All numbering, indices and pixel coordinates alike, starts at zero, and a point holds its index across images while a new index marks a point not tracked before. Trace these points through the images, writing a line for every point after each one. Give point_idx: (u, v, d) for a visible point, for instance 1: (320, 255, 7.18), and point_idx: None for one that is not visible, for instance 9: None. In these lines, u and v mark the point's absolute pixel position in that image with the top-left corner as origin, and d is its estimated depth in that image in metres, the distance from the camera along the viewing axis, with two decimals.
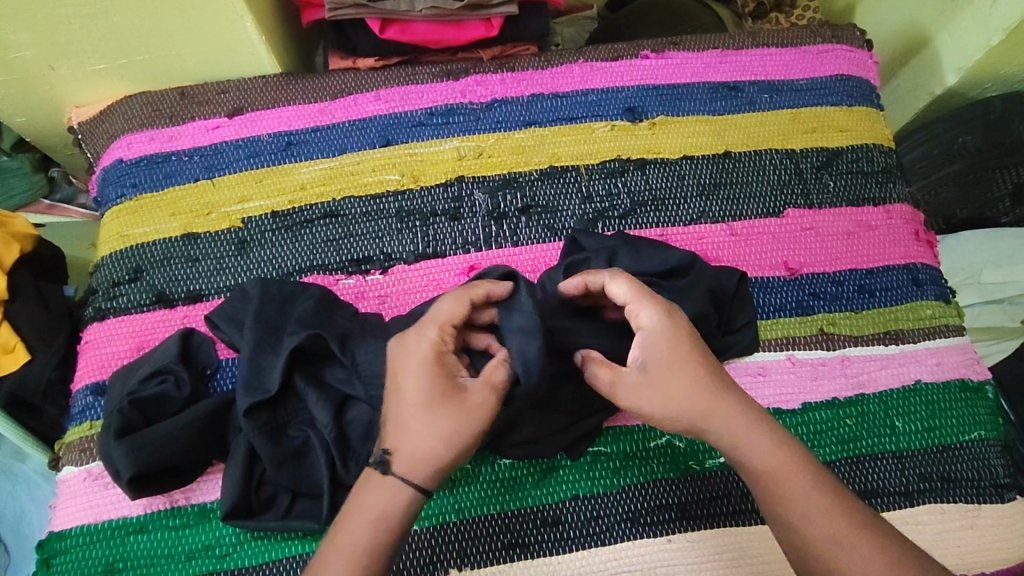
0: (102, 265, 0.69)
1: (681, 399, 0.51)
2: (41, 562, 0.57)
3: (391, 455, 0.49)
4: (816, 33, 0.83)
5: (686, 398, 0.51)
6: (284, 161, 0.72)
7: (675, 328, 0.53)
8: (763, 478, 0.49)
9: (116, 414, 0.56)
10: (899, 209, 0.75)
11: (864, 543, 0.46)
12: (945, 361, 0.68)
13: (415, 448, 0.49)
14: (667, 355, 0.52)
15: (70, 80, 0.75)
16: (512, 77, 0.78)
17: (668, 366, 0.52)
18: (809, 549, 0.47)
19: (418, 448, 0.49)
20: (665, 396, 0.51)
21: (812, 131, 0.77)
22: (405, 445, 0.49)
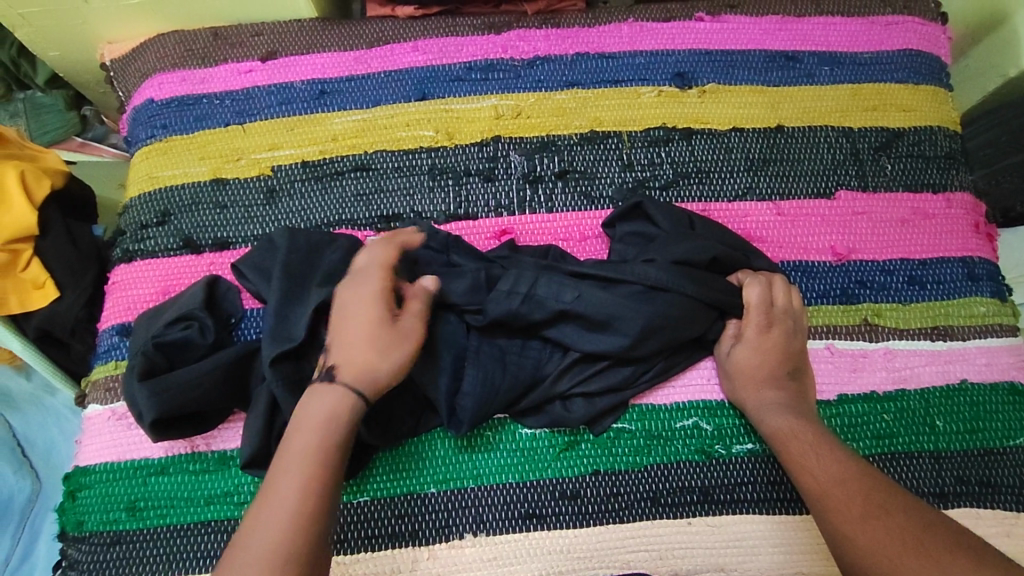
0: (130, 206, 0.68)
1: (762, 382, 0.59)
2: (66, 495, 0.58)
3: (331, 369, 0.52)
4: (886, 2, 0.77)
5: (760, 381, 0.59)
6: (317, 110, 0.70)
7: (782, 334, 0.61)
8: (790, 445, 0.56)
9: (141, 356, 0.55)
10: (960, 197, 0.71)
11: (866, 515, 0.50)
12: (994, 362, 0.65)
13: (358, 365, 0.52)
14: (761, 359, 0.59)
15: (103, 14, 0.74)
16: (557, 34, 0.74)
17: (755, 359, 0.59)
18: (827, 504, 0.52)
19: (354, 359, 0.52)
20: (739, 381, 0.60)
21: (872, 108, 0.73)
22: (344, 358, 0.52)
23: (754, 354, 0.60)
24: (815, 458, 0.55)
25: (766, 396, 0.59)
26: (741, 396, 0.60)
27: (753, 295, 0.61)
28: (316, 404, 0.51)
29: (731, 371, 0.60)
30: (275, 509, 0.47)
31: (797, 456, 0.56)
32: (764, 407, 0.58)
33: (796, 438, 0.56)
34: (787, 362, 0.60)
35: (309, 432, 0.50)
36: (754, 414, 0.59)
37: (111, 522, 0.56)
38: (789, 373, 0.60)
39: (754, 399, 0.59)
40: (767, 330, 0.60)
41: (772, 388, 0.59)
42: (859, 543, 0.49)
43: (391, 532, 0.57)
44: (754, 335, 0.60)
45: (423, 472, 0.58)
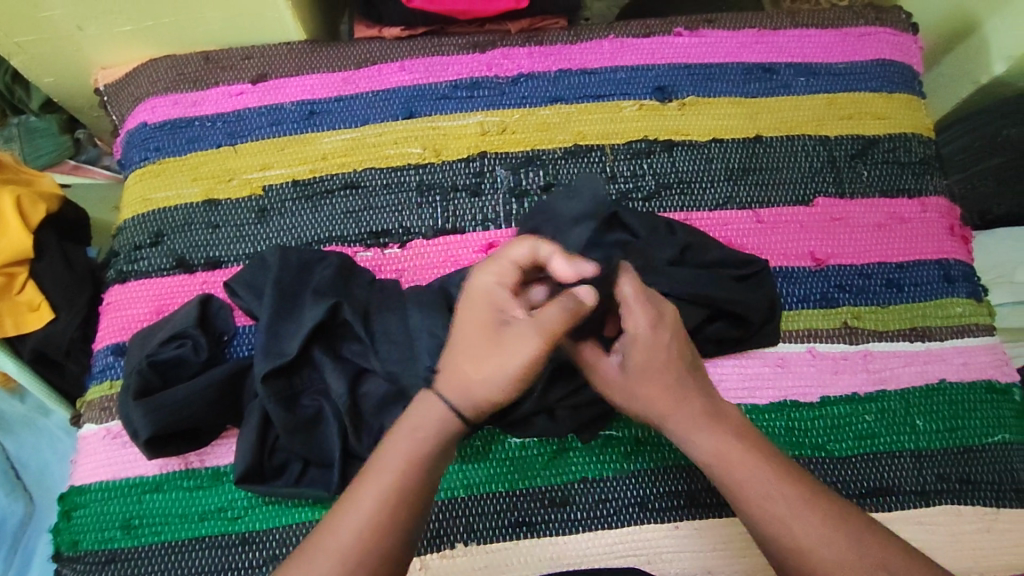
0: (124, 228, 0.70)
1: (642, 382, 0.52)
2: (62, 514, 0.58)
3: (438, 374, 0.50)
4: (859, 14, 0.79)
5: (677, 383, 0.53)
6: (306, 130, 0.72)
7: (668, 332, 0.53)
8: (726, 471, 0.50)
9: (135, 375, 0.56)
10: (935, 202, 0.73)
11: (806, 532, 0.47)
12: (972, 362, 0.66)
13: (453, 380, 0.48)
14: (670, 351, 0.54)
15: (97, 41, 0.75)
16: (540, 51, 0.76)
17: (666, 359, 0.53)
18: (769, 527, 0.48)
19: (454, 381, 0.48)
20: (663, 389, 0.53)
21: (848, 117, 0.75)
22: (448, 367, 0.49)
23: (642, 363, 0.52)
24: (751, 477, 0.50)
25: (659, 404, 0.52)
26: (663, 417, 0.52)
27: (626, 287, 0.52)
28: (426, 406, 0.49)
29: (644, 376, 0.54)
30: (366, 505, 0.46)
31: (738, 481, 0.50)
32: (690, 428, 0.52)
33: (719, 462, 0.51)
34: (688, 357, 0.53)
35: (408, 434, 0.48)
36: (687, 440, 0.52)
37: (105, 540, 0.57)
38: (693, 373, 0.53)
39: (683, 416, 0.52)
40: (642, 332, 0.52)
41: (681, 390, 0.52)
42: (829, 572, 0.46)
43: None
44: (638, 345, 0.52)
45: None
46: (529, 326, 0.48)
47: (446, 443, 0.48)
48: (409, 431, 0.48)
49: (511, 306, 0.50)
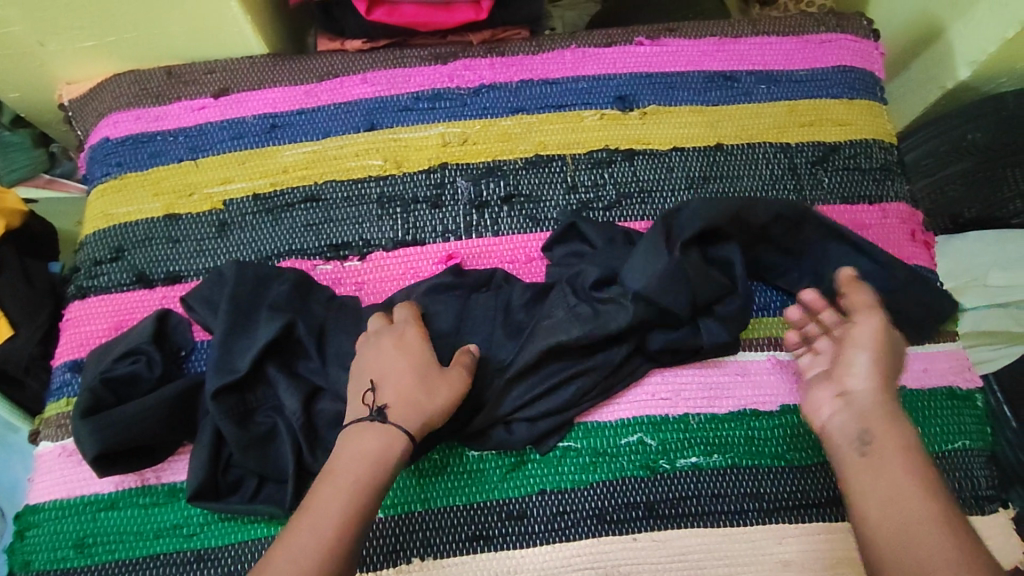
0: (85, 243, 0.69)
1: (853, 373, 0.54)
2: (16, 534, 0.58)
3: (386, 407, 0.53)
4: (820, 21, 0.80)
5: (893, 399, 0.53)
6: (268, 143, 0.72)
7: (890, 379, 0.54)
8: (878, 455, 0.50)
9: (87, 392, 0.56)
10: (896, 207, 0.73)
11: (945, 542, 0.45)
12: (932, 368, 0.66)
13: (403, 403, 0.54)
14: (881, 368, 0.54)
15: (60, 56, 0.76)
16: (502, 62, 0.76)
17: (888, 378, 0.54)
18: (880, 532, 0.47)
19: (410, 408, 0.53)
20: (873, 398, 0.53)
21: (809, 124, 0.75)
22: (396, 400, 0.54)
23: (892, 356, 0.55)
24: (896, 473, 0.49)
25: (876, 386, 0.53)
26: (863, 404, 0.53)
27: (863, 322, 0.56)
28: (373, 430, 0.52)
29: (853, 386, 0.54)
30: (329, 515, 0.48)
31: (876, 470, 0.50)
32: (874, 412, 0.52)
33: (893, 450, 0.50)
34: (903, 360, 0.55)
35: (361, 460, 0.51)
36: (869, 423, 0.52)
37: (59, 559, 0.57)
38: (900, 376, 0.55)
39: (877, 404, 0.53)
40: (897, 341, 0.57)
41: (892, 386, 0.54)
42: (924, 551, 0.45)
43: None
44: (897, 352, 0.56)
45: None
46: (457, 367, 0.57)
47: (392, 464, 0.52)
48: (358, 451, 0.52)
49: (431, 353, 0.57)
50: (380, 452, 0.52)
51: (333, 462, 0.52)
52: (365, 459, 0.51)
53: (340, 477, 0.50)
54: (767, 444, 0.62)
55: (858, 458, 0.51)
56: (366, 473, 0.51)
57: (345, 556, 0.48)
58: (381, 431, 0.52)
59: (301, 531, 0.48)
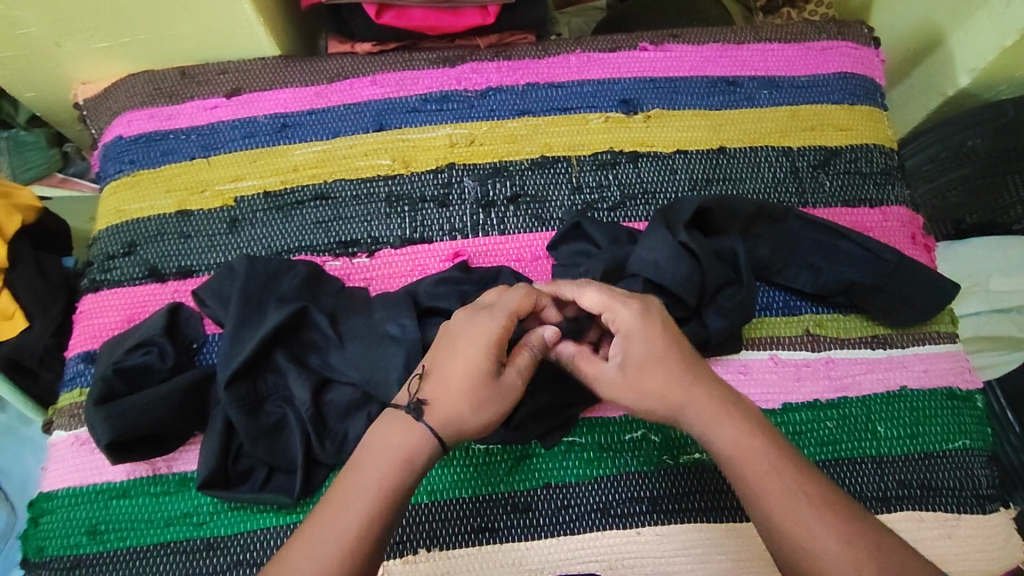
0: (99, 238, 0.71)
1: (635, 398, 0.52)
2: (29, 520, 0.59)
3: (424, 404, 0.51)
4: (821, 28, 0.81)
5: (666, 378, 0.52)
6: (279, 142, 0.74)
7: (654, 353, 0.52)
8: (744, 469, 0.49)
9: (100, 381, 0.57)
10: (896, 211, 0.74)
11: (819, 524, 0.47)
12: (933, 369, 0.67)
13: (446, 406, 0.51)
14: (644, 350, 0.52)
15: (76, 57, 0.77)
16: (508, 66, 0.78)
17: (645, 361, 0.52)
18: (769, 525, 0.48)
19: (447, 415, 0.51)
20: (645, 386, 0.52)
21: (811, 129, 0.76)
22: (442, 400, 0.51)
23: (639, 363, 0.52)
24: (772, 479, 0.48)
25: (666, 403, 0.52)
26: (689, 414, 0.52)
27: (626, 316, 0.53)
28: (410, 433, 0.50)
29: (636, 382, 0.52)
30: (353, 514, 0.47)
31: (747, 479, 0.49)
32: (706, 417, 0.51)
33: (750, 457, 0.49)
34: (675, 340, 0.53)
35: (391, 462, 0.49)
36: (705, 431, 0.51)
37: (71, 546, 0.58)
38: (687, 363, 0.53)
39: (700, 409, 0.51)
40: (649, 335, 0.52)
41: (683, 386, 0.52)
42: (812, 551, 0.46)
43: None
44: (638, 344, 0.52)
45: None
46: (518, 372, 0.53)
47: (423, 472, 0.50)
48: (387, 449, 0.50)
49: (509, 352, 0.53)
50: (410, 456, 0.50)
51: (363, 458, 0.50)
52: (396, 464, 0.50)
53: (367, 472, 0.49)
54: None
55: (728, 454, 0.50)
56: (394, 477, 0.49)
57: (366, 561, 0.47)
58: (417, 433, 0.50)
59: (326, 531, 0.47)
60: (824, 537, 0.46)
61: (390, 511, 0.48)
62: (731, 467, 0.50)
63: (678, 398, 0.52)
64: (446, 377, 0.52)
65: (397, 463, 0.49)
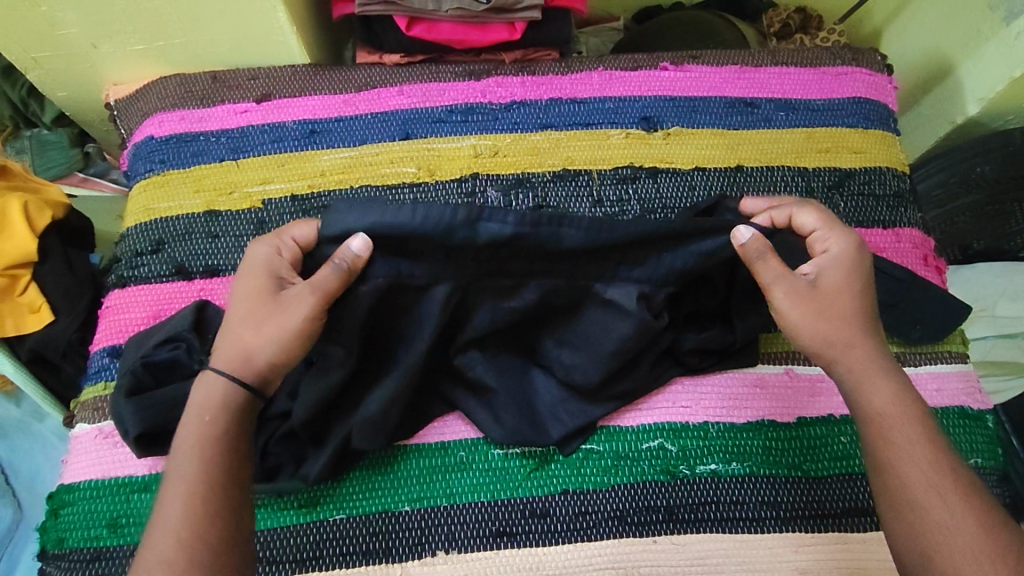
0: (127, 235, 0.72)
1: (803, 313, 0.55)
2: (49, 512, 0.60)
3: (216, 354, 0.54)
4: (836, 54, 0.84)
5: (845, 317, 0.54)
6: (307, 147, 0.75)
7: (851, 292, 0.55)
8: (889, 429, 0.51)
9: (129, 375, 0.59)
10: (909, 233, 0.76)
11: (954, 500, 0.48)
12: (945, 388, 0.68)
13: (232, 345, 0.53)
14: (840, 280, 0.56)
15: (110, 59, 0.79)
16: (532, 81, 0.80)
17: (841, 293, 0.55)
18: (902, 493, 0.49)
19: (238, 347, 0.53)
20: (825, 317, 0.54)
21: (826, 150, 0.78)
22: (224, 342, 0.54)
23: (829, 295, 0.55)
24: (908, 446, 0.50)
25: (831, 337, 0.54)
26: (846, 361, 0.54)
27: (836, 248, 0.57)
28: (207, 386, 0.52)
29: (814, 311, 0.54)
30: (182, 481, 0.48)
31: (892, 441, 0.51)
32: (861, 371, 0.53)
33: (900, 421, 0.51)
34: (861, 291, 0.56)
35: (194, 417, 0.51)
36: (858, 383, 0.53)
37: (92, 538, 0.58)
38: (864, 311, 0.55)
39: (858, 361, 0.54)
40: (850, 273, 0.56)
41: (855, 332, 0.54)
42: (933, 524, 0.48)
43: (362, 550, 0.58)
44: (837, 273, 0.56)
45: (397, 490, 0.60)
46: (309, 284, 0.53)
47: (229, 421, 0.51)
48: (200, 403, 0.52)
49: (286, 275, 0.56)
50: (211, 406, 0.52)
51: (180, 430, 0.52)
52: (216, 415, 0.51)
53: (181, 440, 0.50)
54: (784, 454, 0.64)
55: (881, 411, 0.52)
56: (198, 429, 0.50)
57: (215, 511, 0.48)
58: (209, 385, 0.53)
59: (168, 502, 0.48)
60: (962, 515, 0.48)
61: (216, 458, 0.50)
62: (883, 423, 0.51)
63: (843, 339, 0.54)
64: (230, 318, 0.55)
65: (199, 415, 0.51)
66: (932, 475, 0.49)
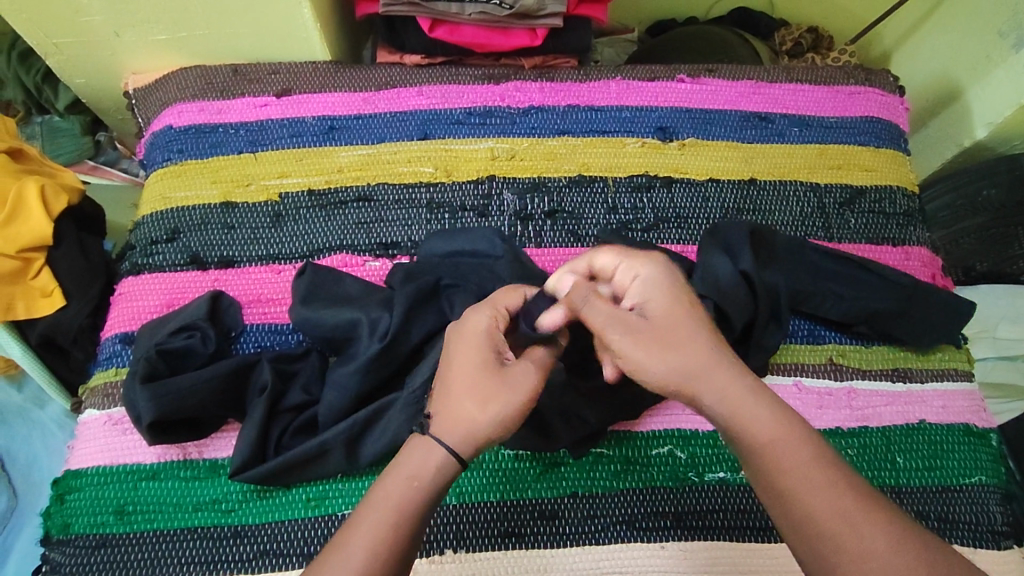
0: (142, 223, 0.72)
1: (648, 357, 0.47)
2: (55, 497, 0.59)
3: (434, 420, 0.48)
4: (849, 74, 0.85)
5: (684, 341, 0.48)
6: (325, 143, 0.76)
7: (686, 315, 0.49)
8: (779, 456, 0.44)
9: (143, 361, 0.58)
10: (918, 251, 0.77)
11: (867, 522, 0.42)
12: (951, 405, 0.69)
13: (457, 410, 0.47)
14: (665, 303, 0.49)
15: (132, 47, 0.79)
16: (551, 87, 0.81)
17: (668, 320, 0.49)
18: (807, 526, 0.42)
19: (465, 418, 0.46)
20: (664, 349, 0.47)
21: (838, 167, 0.79)
22: (448, 411, 0.47)
23: (659, 327, 0.48)
24: (806, 472, 0.44)
25: (687, 369, 0.47)
26: (716, 384, 0.46)
27: (644, 270, 0.51)
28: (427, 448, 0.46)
29: (654, 347, 0.47)
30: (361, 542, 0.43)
31: (783, 468, 0.44)
32: (731, 395, 0.46)
33: (783, 439, 0.45)
34: (688, 309, 0.49)
35: (402, 482, 0.45)
36: (734, 408, 0.46)
37: (98, 524, 0.58)
38: (707, 330, 0.49)
39: (728, 381, 0.46)
40: (669, 289, 0.50)
41: (707, 353, 0.47)
42: (863, 557, 0.41)
43: None
44: (657, 298, 0.50)
45: None
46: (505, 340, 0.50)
47: (445, 481, 0.46)
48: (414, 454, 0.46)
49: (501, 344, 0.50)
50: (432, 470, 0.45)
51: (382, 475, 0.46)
52: (437, 474, 0.45)
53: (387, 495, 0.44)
54: None
55: (761, 440, 0.45)
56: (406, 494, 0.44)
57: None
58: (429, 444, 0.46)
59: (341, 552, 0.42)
60: (876, 534, 0.41)
61: (422, 513, 0.45)
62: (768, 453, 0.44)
63: (699, 367, 0.47)
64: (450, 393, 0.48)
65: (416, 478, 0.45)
66: (833, 496, 0.43)
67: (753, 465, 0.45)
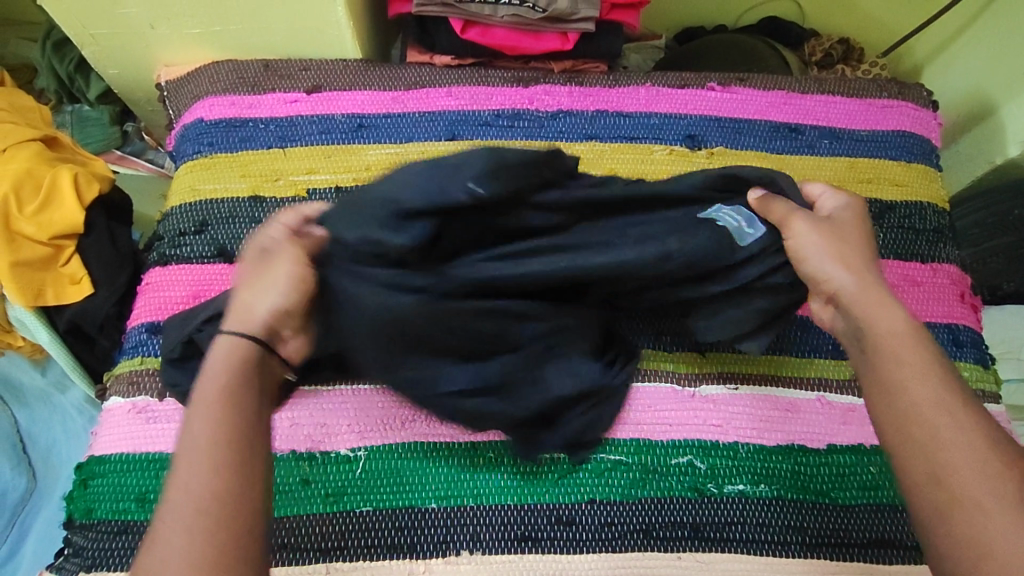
0: (171, 214, 0.73)
1: (820, 242, 0.54)
2: (79, 482, 0.60)
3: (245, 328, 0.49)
4: (882, 87, 0.84)
5: (851, 244, 0.54)
6: (353, 141, 0.76)
7: (865, 238, 0.55)
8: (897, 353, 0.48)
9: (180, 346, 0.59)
10: (947, 269, 0.76)
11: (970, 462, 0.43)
12: None
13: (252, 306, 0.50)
14: (853, 221, 0.57)
15: (166, 40, 0.80)
16: (580, 91, 0.80)
17: (852, 229, 0.56)
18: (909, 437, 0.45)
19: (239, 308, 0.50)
20: (834, 240, 0.54)
21: (867, 181, 0.78)
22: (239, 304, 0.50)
23: (838, 227, 0.56)
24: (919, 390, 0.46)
25: (843, 256, 0.53)
26: (851, 292, 0.51)
27: (841, 201, 0.59)
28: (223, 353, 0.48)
29: (826, 236, 0.54)
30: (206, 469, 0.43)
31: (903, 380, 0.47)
32: (869, 292, 0.51)
33: (905, 356, 0.48)
34: (865, 229, 0.57)
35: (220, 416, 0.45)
36: (863, 313, 0.50)
37: (120, 511, 0.58)
38: (872, 251, 0.55)
39: (864, 292, 0.51)
40: (859, 218, 0.57)
41: (858, 251, 0.54)
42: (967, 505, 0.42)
43: (388, 543, 0.58)
44: (848, 216, 0.57)
45: (424, 487, 0.61)
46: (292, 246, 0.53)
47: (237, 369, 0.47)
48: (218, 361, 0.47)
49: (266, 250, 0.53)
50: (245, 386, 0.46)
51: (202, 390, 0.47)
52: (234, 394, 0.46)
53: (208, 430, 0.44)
54: (812, 480, 0.63)
55: (892, 333, 0.49)
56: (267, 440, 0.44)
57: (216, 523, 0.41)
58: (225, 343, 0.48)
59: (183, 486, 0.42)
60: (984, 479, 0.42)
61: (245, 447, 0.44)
62: (894, 344, 0.48)
63: (853, 262, 0.53)
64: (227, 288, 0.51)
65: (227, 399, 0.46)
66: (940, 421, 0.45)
67: (871, 358, 0.49)
